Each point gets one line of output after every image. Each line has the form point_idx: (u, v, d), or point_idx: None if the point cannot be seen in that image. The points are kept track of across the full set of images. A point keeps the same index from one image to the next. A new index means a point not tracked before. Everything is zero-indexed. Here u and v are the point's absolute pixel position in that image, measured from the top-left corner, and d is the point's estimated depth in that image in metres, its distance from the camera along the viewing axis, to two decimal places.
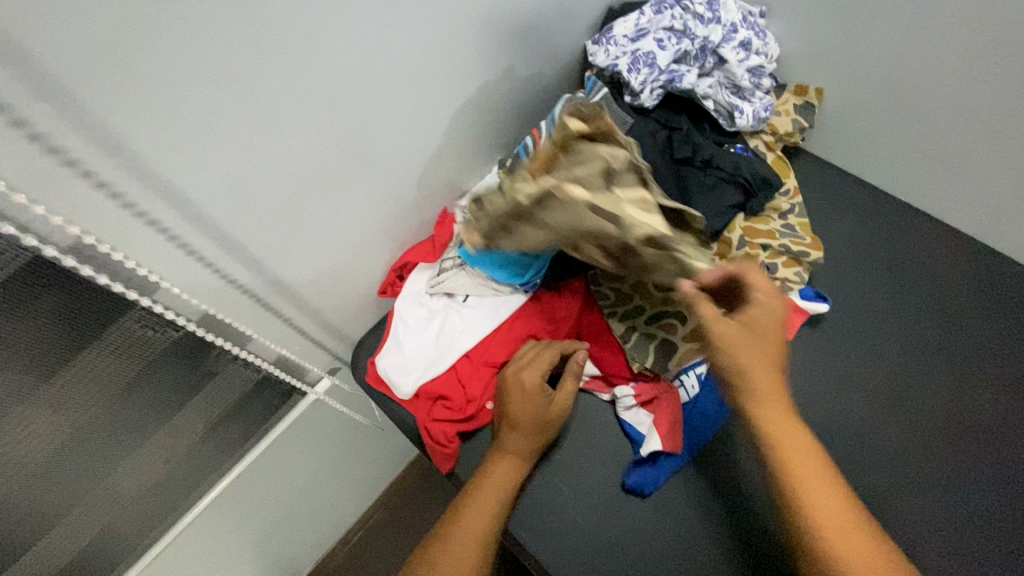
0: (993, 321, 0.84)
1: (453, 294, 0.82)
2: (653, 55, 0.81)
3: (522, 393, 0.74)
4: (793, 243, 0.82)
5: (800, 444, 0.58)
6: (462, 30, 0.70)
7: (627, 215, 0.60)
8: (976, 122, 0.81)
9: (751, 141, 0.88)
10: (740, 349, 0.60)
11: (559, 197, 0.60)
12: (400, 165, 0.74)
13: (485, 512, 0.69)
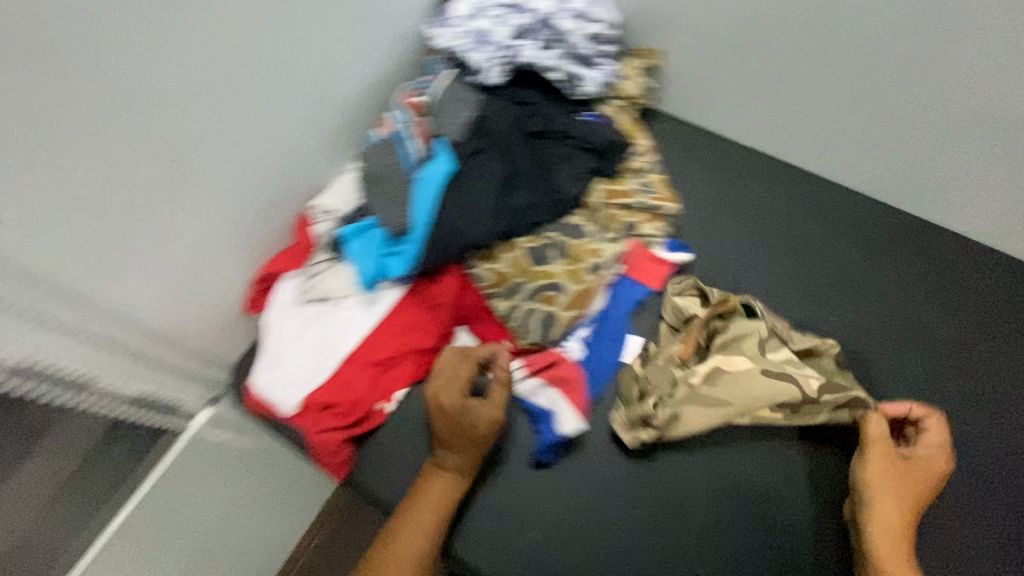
0: (848, 249, 0.88)
1: (326, 298, 0.79)
2: (491, 33, 0.82)
3: (450, 407, 0.72)
4: (650, 199, 0.87)
5: (890, 496, 0.66)
6: (264, 24, 0.66)
7: (784, 361, 0.74)
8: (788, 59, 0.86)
9: (601, 107, 0.91)
10: (901, 475, 0.67)
11: (730, 367, 0.74)
12: (231, 173, 0.70)
13: (417, 531, 0.69)
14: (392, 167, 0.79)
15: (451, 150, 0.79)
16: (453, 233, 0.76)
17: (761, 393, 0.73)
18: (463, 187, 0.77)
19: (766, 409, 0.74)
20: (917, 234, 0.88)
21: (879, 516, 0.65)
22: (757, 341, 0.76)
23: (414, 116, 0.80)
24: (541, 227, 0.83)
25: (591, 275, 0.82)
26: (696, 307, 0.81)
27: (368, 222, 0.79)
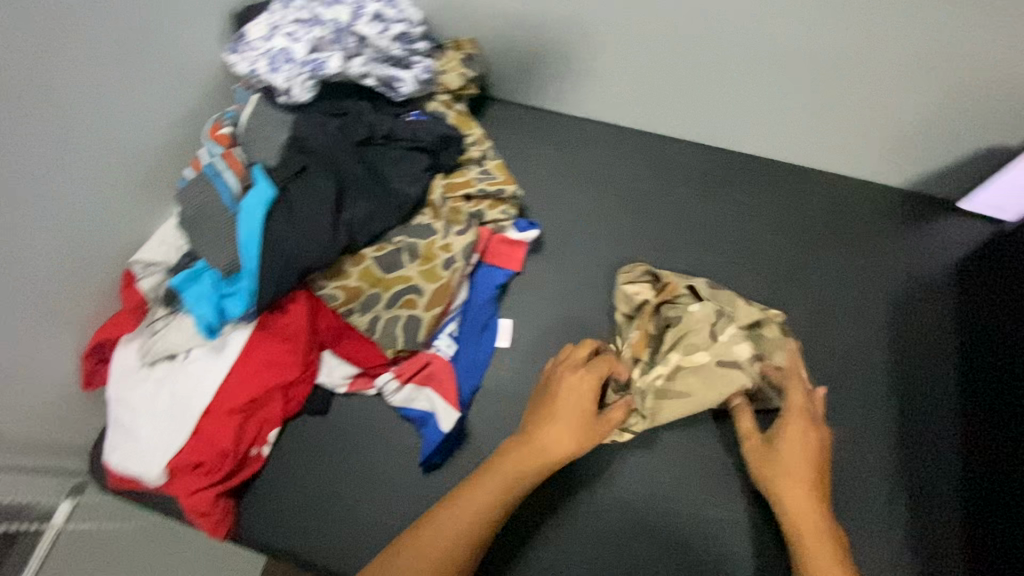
0: (681, 194, 0.95)
1: (171, 354, 0.75)
2: (288, 51, 0.80)
3: (560, 405, 0.69)
4: (489, 183, 0.88)
5: (792, 491, 0.67)
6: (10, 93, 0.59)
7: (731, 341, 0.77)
8: (592, 39, 0.88)
9: (428, 106, 0.93)
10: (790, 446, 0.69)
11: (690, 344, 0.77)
12: (17, 256, 0.63)
13: (453, 527, 0.61)
14: (214, 207, 0.76)
15: (271, 177, 0.77)
16: (292, 263, 0.74)
17: (711, 395, 0.75)
18: (294, 211, 0.75)
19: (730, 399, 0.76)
20: (741, 168, 0.97)
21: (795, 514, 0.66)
22: (705, 330, 0.77)
23: (224, 147, 0.78)
24: (387, 234, 0.82)
25: (447, 271, 0.81)
26: (645, 292, 0.83)
27: (199, 266, 0.75)
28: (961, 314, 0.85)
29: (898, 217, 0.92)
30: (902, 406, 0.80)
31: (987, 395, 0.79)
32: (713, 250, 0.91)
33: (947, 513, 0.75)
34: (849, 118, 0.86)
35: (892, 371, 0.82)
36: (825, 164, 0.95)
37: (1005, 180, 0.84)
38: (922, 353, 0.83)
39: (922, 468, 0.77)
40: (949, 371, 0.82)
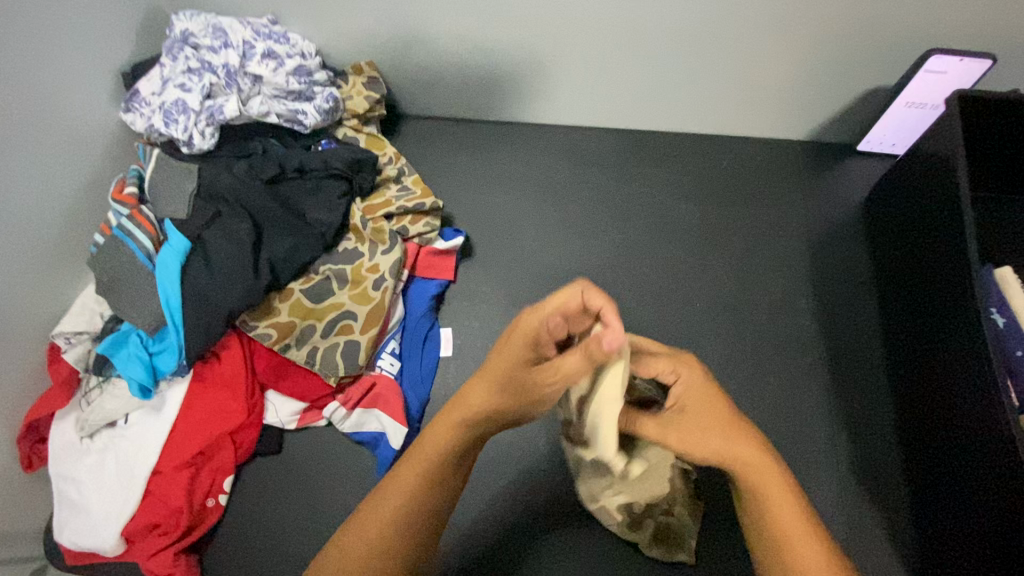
0: (595, 179, 1.00)
1: (111, 421, 0.75)
2: (181, 101, 0.80)
3: (511, 349, 0.50)
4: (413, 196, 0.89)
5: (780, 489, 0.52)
6: None
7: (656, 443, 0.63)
8: (487, 50, 0.91)
9: (337, 132, 0.94)
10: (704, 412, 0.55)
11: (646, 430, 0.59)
12: None
13: (387, 513, 0.50)
14: (129, 268, 0.75)
15: (184, 228, 0.77)
16: (219, 311, 0.74)
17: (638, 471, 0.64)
18: (212, 259, 0.76)
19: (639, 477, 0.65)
20: (648, 146, 1.02)
21: (788, 533, 0.51)
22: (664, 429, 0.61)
23: (131, 207, 0.78)
24: (313, 265, 0.82)
25: (378, 291, 0.82)
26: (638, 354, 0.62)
27: (125, 329, 0.75)
28: (875, 256, 0.89)
29: (799, 170, 0.97)
30: (831, 350, 0.84)
31: (900, 323, 0.80)
32: (631, 230, 0.95)
33: (889, 445, 0.78)
34: (737, 85, 0.91)
35: (817, 317, 0.87)
36: (725, 129, 1.00)
37: (885, 122, 0.90)
38: (843, 296, 0.87)
39: (860, 404, 0.80)
40: (871, 311, 0.86)
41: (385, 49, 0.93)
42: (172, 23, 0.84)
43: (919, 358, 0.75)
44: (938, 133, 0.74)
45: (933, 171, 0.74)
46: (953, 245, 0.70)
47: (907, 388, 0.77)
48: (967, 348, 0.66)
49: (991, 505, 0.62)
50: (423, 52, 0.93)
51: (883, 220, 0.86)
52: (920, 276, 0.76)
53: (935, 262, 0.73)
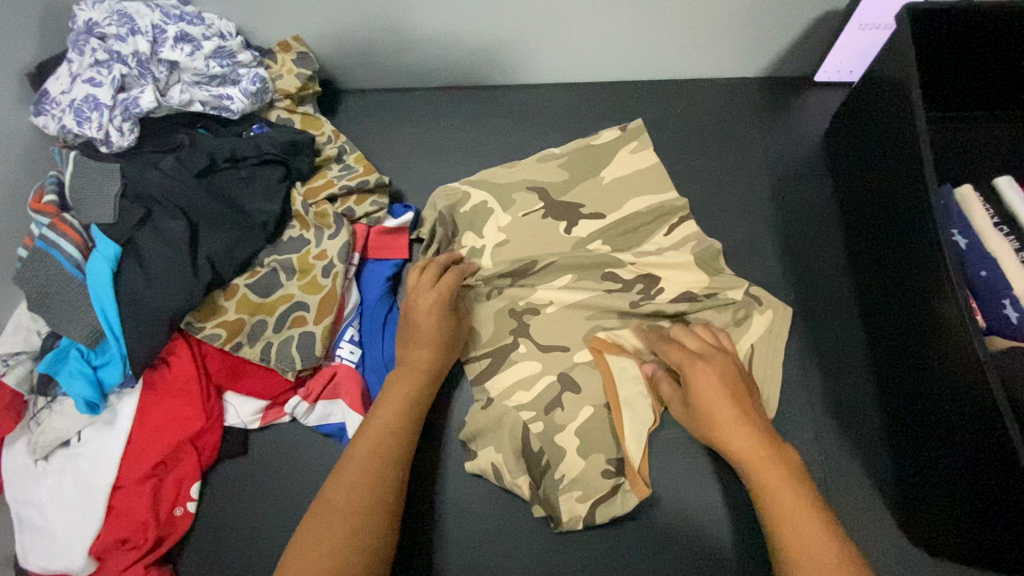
0: (551, 137, 0.95)
1: (65, 441, 0.72)
2: (92, 97, 0.75)
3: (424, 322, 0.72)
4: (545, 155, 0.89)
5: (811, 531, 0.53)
6: None
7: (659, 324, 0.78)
8: (416, 15, 0.86)
9: (271, 115, 0.88)
10: (746, 449, 0.60)
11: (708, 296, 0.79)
12: None
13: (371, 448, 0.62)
14: (59, 280, 0.71)
15: (113, 233, 0.73)
16: (158, 318, 0.70)
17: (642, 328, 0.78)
18: (146, 262, 0.72)
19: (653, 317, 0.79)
20: (602, 97, 0.98)
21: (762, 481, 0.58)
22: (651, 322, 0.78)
23: (52, 216, 0.73)
24: (257, 257, 0.78)
25: (328, 278, 0.78)
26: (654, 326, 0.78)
27: (64, 345, 0.71)
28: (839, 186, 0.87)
29: (757, 107, 0.94)
30: (793, 279, 0.83)
31: (865, 248, 0.79)
32: None
33: (866, 394, 0.75)
34: (678, 25, 0.87)
35: (782, 257, 0.85)
36: (678, 73, 0.96)
37: (842, 46, 0.86)
38: (806, 236, 0.86)
39: (831, 335, 0.79)
40: (838, 243, 0.85)
41: (312, 21, 0.88)
42: (75, 15, 0.79)
43: (886, 302, 0.73)
44: (895, 50, 0.70)
45: (888, 93, 0.72)
46: (910, 169, 0.68)
47: (878, 326, 0.76)
48: (930, 271, 0.64)
49: (949, 420, 0.61)
50: (354, 22, 0.88)
51: (846, 160, 0.84)
52: (882, 198, 0.74)
53: (894, 180, 0.71)
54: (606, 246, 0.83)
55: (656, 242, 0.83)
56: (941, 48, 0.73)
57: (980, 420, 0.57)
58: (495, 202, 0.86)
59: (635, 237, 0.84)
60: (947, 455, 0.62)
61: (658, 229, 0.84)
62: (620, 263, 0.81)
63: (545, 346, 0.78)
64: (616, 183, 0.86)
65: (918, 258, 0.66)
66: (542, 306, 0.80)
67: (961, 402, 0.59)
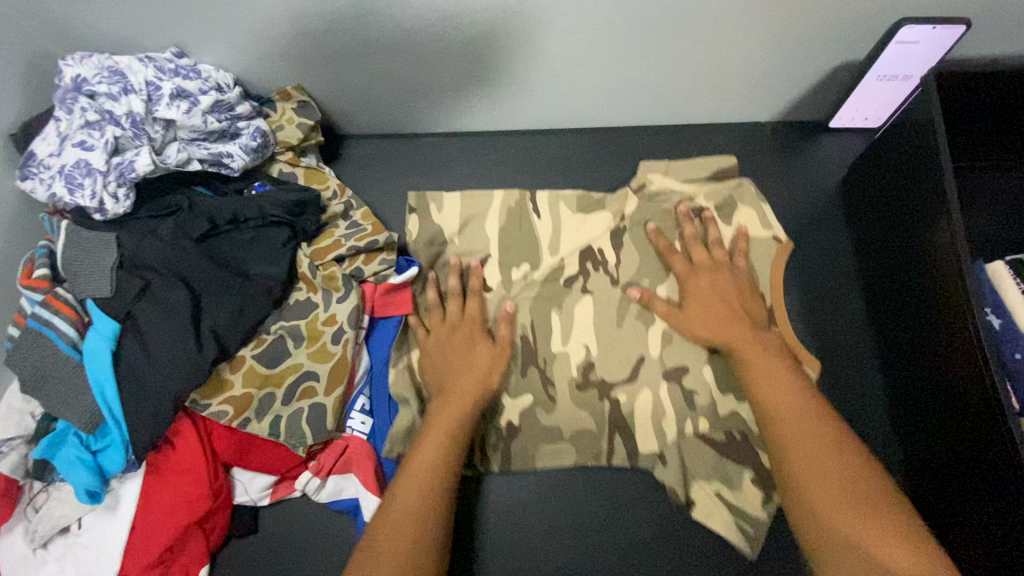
0: (561, 186, 0.94)
1: (65, 528, 0.68)
2: (84, 162, 0.70)
3: (463, 342, 0.78)
4: (412, 222, 0.89)
5: (798, 440, 0.63)
6: None
7: (621, 313, 0.85)
8: (426, 65, 0.83)
9: (272, 169, 0.85)
10: (769, 382, 0.69)
11: (633, 265, 0.87)
12: None
13: (429, 454, 0.66)
14: (53, 361, 0.67)
15: (110, 307, 0.69)
16: (164, 400, 0.67)
17: (625, 328, 0.84)
18: (148, 338, 0.68)
19: (603, 302, 0.86)
20: (613, 142, 0.96)
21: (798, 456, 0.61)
22: (618, 316, 0.85)
23: (43, 291, 0.69)
24: (263, 325, 0.75)
25: (338, 345, 0.75)
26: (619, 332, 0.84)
27: (61, 427, 0.67)
28: (850, 217, 0.88)
29: (770, 154, 0.93)
30: (807, 314, 0.85)
31: (882, 286, 0.81)
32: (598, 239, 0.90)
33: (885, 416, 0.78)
34: (694, 74, 0.85)
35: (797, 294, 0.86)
36: (690, 117, 0.94)
37: (858, 96, 0.86)
38: (821, 268, 0.87)
39: (848, 369, 0.82)
40: (851, 271, 0.87)
41: (315, 70, 0.84)
42: (61, 70, 0.74)
43: (902, 325, 0.76)
44: (925, 111, 0.69)
45: (912, 137, 0.72)
46: (928, 194, 0.70)
47: (893, 349, 0.79)
48: (948, 289, 0.67)
49: (969, 467, 0.64)
50: (359, 71, 0.84)
51: (859, 192, 0.85)
52: (893, 225, 0.77)
53: (906, 200, 0.74)
54: (525, 262, 0.87)
55: (542, 228, 0.89)
56: (970, 102, 0.73)
57: (999, 472, 0.60)
58: (439, 244, 0.88)
59: (526, 236, 0.88)
60: (964, 499, 0.66)
61: (531, 219, 0.89)
62: (552, 261, 0.87)
63: (628, 377, 0.82)
64: (469, 223, 0.89)
65: (931, 275, 0.69)
66: (525, 316, 0.85)
67: (966, 394, 0.64)
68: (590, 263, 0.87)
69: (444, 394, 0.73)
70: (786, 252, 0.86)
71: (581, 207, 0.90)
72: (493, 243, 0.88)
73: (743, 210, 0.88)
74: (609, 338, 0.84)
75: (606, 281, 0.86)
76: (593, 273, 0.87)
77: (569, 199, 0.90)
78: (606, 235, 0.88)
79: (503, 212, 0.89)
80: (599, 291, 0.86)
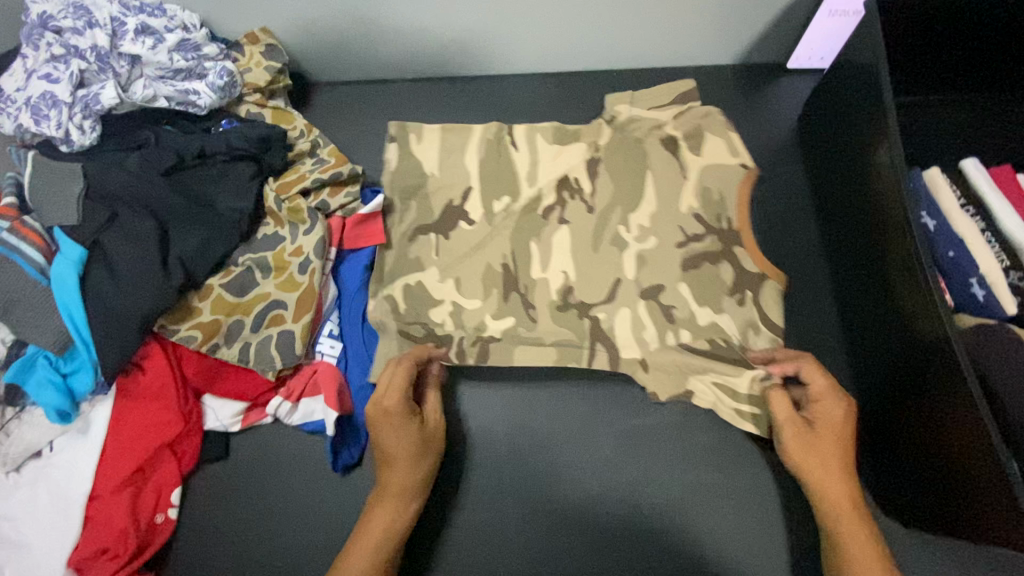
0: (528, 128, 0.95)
1: (37, 451, 0.70)
2: (50, 94, 0.71)
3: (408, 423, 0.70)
4: (391, 151, 0.88)
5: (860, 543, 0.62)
6: None
7: (598, 239, 0.84)
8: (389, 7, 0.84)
9: (239, 110, 0.86)
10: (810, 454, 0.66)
11: (608, 193, 0.87)
12: None
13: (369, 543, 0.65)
14: (21, 286, 0.68)
15: (78, 235, 0.70)
16: (132, 322, 0.68)
17: (598, 255, 0.83)
18: (115, 264, 0.69)
19: (583, 228, 0.85)
20: (580, 86, 0.98)
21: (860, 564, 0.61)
22: (595, 243, 0.84)
23: (11, 219, 0.70)
24: (230, 257, 0.76)
25: (305, 275, 0.77)
26: (596, 261, 0.83)
27: (31, 352, 0.69)
28: (815, 195, 0.87)
29: (731, 94, 0.95)
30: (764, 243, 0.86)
31: (840, 226, 0.80)
32: None
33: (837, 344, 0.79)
34: (654, 15, 0.87)
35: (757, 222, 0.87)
36: (654, 61, 0.96)
37: (814, 33, 0.88)
38: (781, 196, 0.88)
39: (811, 319, 0.80)
40: (807, 201, 0.87)
41: (281, 12, 0.85)
42: (28, 8, 0.75)
43: (858, 265, 0.75)
44: (863, 37, 0.72)
45: (866, 77, 0.71)
46: (883, 149, 0.68)
47: (847, 282, 0.79)
48: (902, 248, 0.65)
49: (931, 423, 0.62)
50: (325, 14, 0.85)
51: (819, 122, 0.84)
52: (855, 171, 0.75)
53: (868, 154, 0.72)
54: (504, 195, 0.87)
55: (519, 158, 0.88)
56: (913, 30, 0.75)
57: (965, 423, 0.57)
58: (407, 170, 0.88)
59: (501, 172, 0.88)
60: (912, 467, 0.65)
61: (507, 151, 0.88)
62: (530, 191, 0.87)
63: (608, 299, 0.81)
64: (445, 156, 0.88)
65: (890, 237, 0.67)
66: (500, 245, 0.84)
67: (927, 371, 0.61)
68: (567, 195, 0.87)
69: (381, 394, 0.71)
70: (752, 178, 0.86)
71: (555, 138, 0.90)
72: (469, 173, 0.88)
73: (711, 138, 0.87)
74: (590, 264, 0.83)
75: (582, 209, 0.86)
76: (570, 201, 0.86)
77: (545, 130, 0.90)
78: (582, 162, 0.88)
79: (478, 144, 0.89)
80: (575, 223, 0.85)
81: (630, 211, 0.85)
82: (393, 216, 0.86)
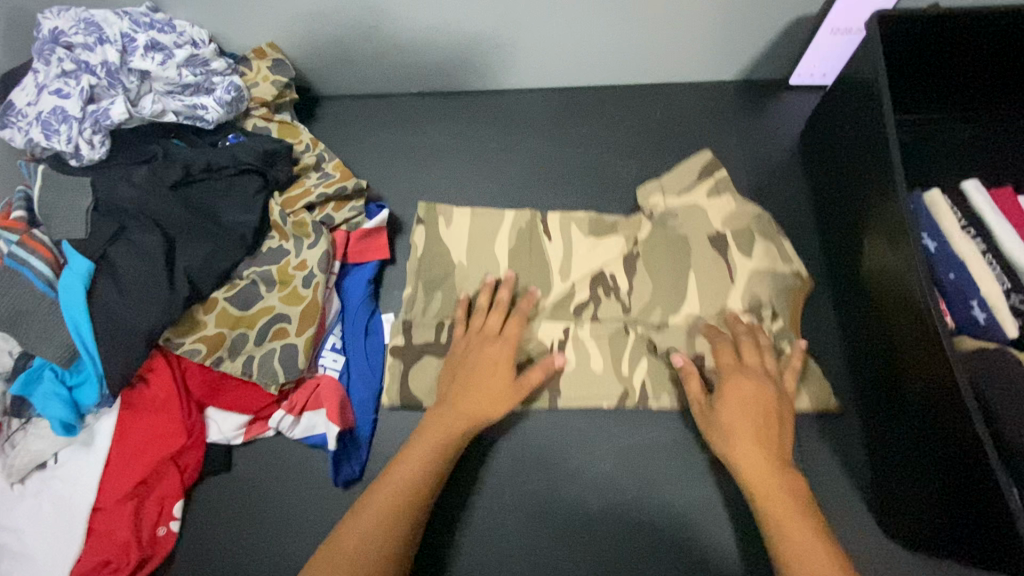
0: (532, 143, 0.96)
1: (42, 462, 0.71)
2: (60, 109, 0.72)
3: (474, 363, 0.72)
4: (418, 235, 0.86)
5: (787, 514, 0.59)
6: None
7: (632, 351, 0.79)
8: (392, 24, 0.85)
9: (246, 124, 0.87)
10: (736, 417, 0.65)
11: (643, 295, 0.82)
12: None
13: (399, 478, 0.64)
14: (29, 299, 0.68)
15: (86, 248, 0.70)
16: (137, 335, 0.69)
17: (630, 360, 0.79)
18: (121, 279, 0.70)
19: (618, 335, 0.80)
20: (582, 101, 0.99)
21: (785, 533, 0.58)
22: (630, 349, 0.79)
23: (20, 232, 0.71)
24: (235, 270, 0.77)
25: (309, 288, 0.77)
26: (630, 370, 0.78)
27: (37, 365, 0.69)
28: (821, 216, 0.87)
29: (732, 110, 0.96)
30: None
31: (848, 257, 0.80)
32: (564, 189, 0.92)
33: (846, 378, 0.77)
34: (655, 33, 0.88)
35: None
36: (655, 77, 0.97)
37: (815, 51, 0.89)
38: (785, 213, 0.89)
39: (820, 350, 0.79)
40: (811, 226, 0.87)
41: (287, 29, 0.86)
42: (39, 23, 0.76)
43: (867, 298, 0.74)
44: (864, 59, 0.73)
45: (865, 105, 0.72)
46: (885, 178, 0.68)
47: (856, 311, 0.78)
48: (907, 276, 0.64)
49: (936, 458, 0.61)
50: (331, 32, 0.87)
51: (822, 153, 0.85)
52: (859, 198, 0.75)
53: (870, 181, 0.72)
54: (532, 280, 0.83)
55: (550, 251, 0.84)
56: (919, 50, 0.75)
57: (973, 449, 0.56)
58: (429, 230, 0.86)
59: (531, 263, 0.84)
60: (931, 497, 0.63)
61: (540, 241, 0.84)
62: (562, 288, 0.82)
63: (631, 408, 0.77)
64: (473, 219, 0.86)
65: (893, 263, 0.67)
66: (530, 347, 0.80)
67: (933, 399, 0.61)
68: (602, 290, 0.82)
69: (441, 403, 0.71)
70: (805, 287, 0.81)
71: (590, 232, 0.85)
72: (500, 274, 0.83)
73: (762, 244, 0.82)
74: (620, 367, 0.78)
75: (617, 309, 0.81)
76: (604, 300, 0.82)
77: (580, 223, 0.86)
78: (617, 260, 0.83)
79: (511, 237, 0.85)
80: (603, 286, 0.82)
81: (663, 291, 0.81)
82: (414, 309, 0.83)
